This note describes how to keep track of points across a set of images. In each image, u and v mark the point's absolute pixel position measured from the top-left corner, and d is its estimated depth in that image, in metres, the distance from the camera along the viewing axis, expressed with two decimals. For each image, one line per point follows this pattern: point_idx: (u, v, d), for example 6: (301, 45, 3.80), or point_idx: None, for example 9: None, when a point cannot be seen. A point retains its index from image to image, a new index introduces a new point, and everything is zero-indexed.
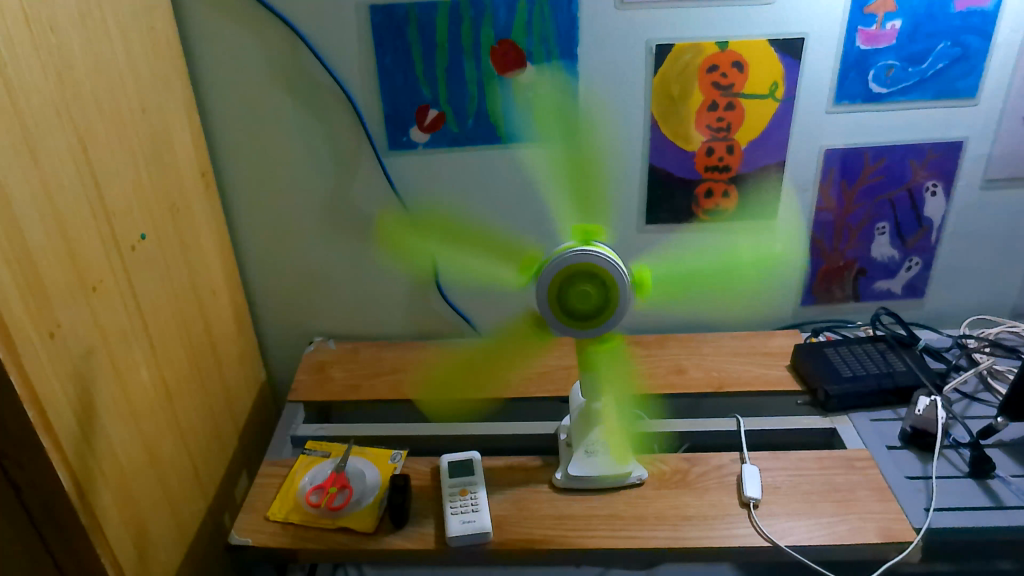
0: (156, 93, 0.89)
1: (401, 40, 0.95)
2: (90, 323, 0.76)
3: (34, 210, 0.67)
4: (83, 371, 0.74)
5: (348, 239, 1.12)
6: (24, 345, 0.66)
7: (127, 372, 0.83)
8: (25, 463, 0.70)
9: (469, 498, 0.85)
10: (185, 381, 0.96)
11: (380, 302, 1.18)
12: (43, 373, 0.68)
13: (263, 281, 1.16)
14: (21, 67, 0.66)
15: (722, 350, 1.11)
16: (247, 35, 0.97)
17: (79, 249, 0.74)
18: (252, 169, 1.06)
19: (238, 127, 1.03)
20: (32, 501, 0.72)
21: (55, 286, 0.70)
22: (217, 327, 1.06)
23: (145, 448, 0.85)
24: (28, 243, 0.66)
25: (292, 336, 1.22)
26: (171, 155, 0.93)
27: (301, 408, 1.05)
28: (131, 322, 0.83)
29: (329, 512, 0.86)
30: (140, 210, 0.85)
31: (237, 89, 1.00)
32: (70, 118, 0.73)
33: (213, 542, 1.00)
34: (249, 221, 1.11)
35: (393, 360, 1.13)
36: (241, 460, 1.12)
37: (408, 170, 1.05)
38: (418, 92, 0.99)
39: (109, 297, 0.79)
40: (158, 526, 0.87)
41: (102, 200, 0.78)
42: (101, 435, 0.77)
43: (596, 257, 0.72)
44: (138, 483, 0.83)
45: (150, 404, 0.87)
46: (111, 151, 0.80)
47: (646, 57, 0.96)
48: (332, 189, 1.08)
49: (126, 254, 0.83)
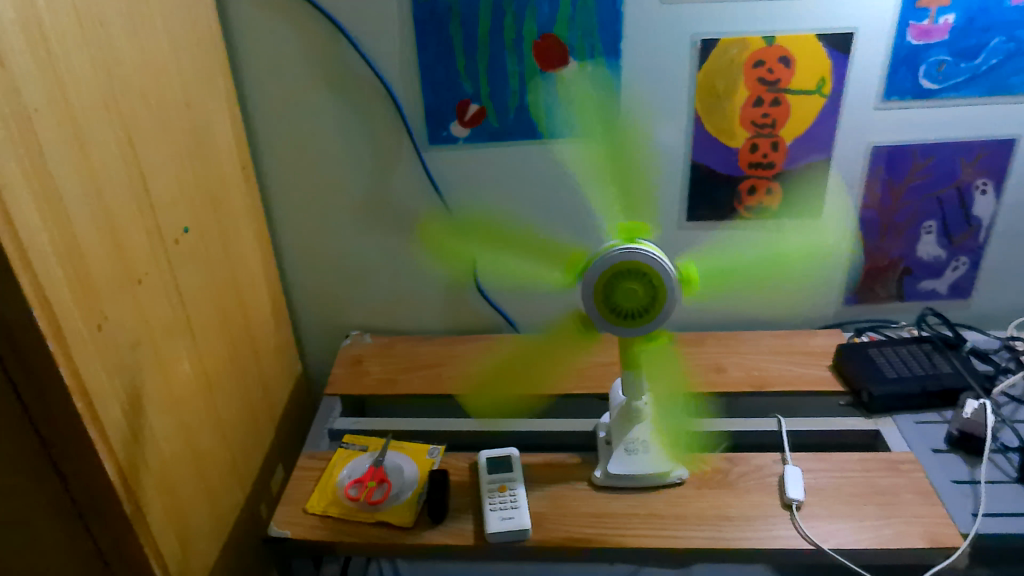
0: (198, 86, 0.90)
1: (444, 34, 0.95)
2: (134, 316, 0.76)
3: (82, 204, 0.68)
4: (128, 361, 0.75)
5: (384, 234, 1.12)
6: (73, 339, 0.67)
7: (170, 365, 0.83)
8: (71, 453, 0.70)
9: (508, 495, 0.85)
10: (224, 373, 0.96)
11: (416, 297, 1.18)
12: (91, 365, 0.69)
13: (300, 275, 1.17)
14: (71, 62, 0.67)
15: (762, 349, 1.09)
16: (287, 28, 0.97)
17: (126, 243, 0.74)
18: (291, 162, 1.07)
19: (278, 119, 1.03)
20: (77, 490, 0.73)
21: (102, 280, 0.71)
22: (256, 320, 1.06)
23: (184, 441, 0.86)
24: (77, 236, 0.67)
25: (328, 330, 1.22)
26: (213, 147, 0.93)
27: (338, 401, 1.06)
28: (174, 314, 0.84)
29: (368, 505, 0.87)
30: (183, 203, 0.86)
31: (278, 83, 1.01)
32: (118, 111, 0.74)
33: (248, 533, 1.01)
34: (288, 215, 1.11)
35: (429, 355, 1.13)
36: (277, 451, 1.12)
37: (448, 165, 1.05)
38: (459, 86, 0.98)
39: (153, 290, 0.80)
40: (195, 518, 0.88)
41: (147, 194, 0.79)
42: (146, 428, 0.78)
43: (641, 254, 0.71)
44: (177, 473, 0.84)
45: (190, 396, 0.88)
46: (156, 145, 0.80)
47: (691, 52, 0.95)
48: (369, 183, 1.08)
49: (169, 246, 0.83)
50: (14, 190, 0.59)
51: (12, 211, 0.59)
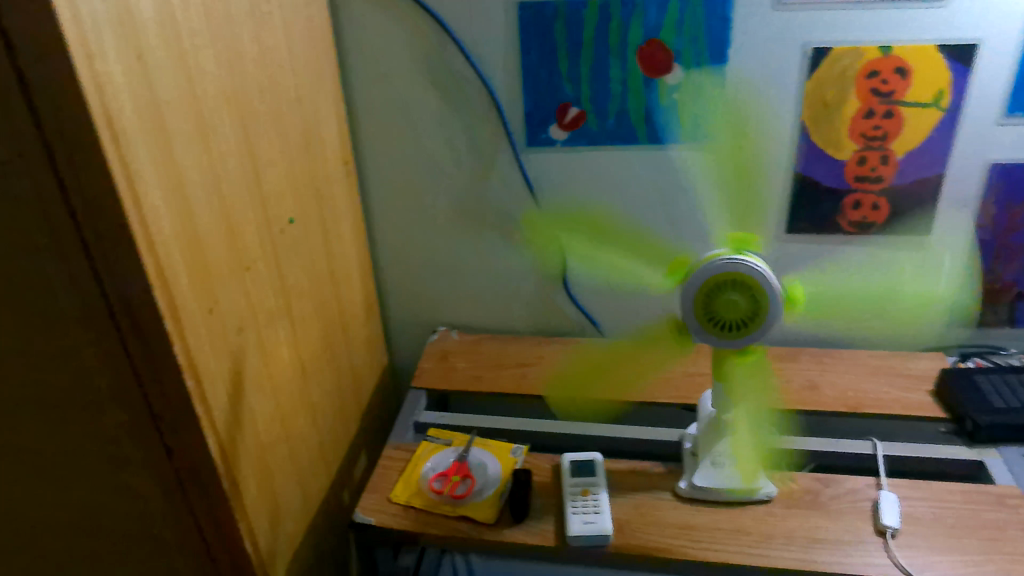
0: (310, 82, 0.93)
1: (549, 37, 0.95)
2: (242, 302, 0.79)
3: (203, 192, 0.71)
4: (235, 344, 0.79)
5: (477, 233, 1.13)
6: (188, 321, 0.70)
7: (272, 350, 0.87)
8: (178, 429, 0.74)
9: (591, 500, 0.85)
10: (319, 361, 0.99)
11: (504, 297, 1.19)
12: (203, 346, 0.72)
13: (393, 269, 1.19)
14: (199, 57, 0.70)
15: (858, 368, 1.06)
16: (396, 28, 0.99)
17: (239, 231, 0.78)
18: (392, 159, 1.09)
19: (382, 117, 1.06)
20: (182, 463, 0.77)
21: (216, 266, 0.74)
22: (350, 310, 1.09)
23: (280, 425, 0.90)
24: (197, 223, 0.71)
25: (416, 324, 1.25)
26: (320, 141, 0.96)
27: (424, 395, 1.08)
28: (278, 302, 0.87)
29: (451, 499, 0.89)
30: (291, 195, 0.89)
31: (384, 81, 1.03)
32: (238, 105, 0.77)
33: (331, 517, 1.04)
34: (385, 210, 1.14)
35: (515, 355, 1.14)
36: (361, 440, 1.15)
37: (545, 167, 1.05)
38: (561, 89, 0.98)
39: (261, 277, 0.83)
40: (285, 498, 0.91)
41: (260, 185, 0.82)
42: (247, 409, 0.82)
43: (744, 265, 0.70)
44: (272, 453, 0.88)
45: (288, 381, 0.91)
46: (270, 138, 0.84)
47: (802, 60, 0.93)
48: (466, 182, 1.09)
49: (277, 235, 0.86)
50: (143, 177, 0.63)
51: (141, 197, 0.63)
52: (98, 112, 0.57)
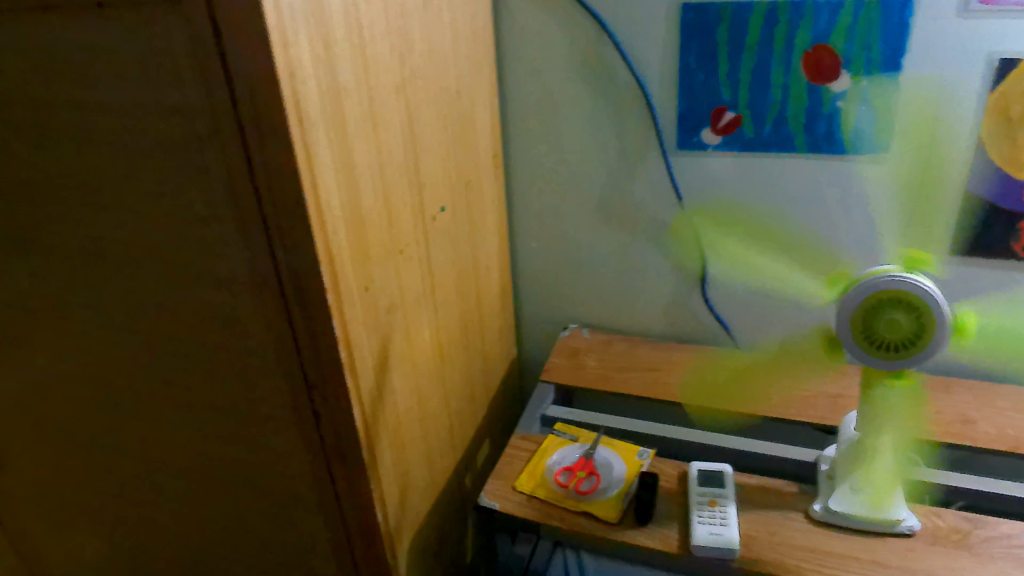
0: (469, 76, 0.96)
1: (710, 39, 0.94)
2: (395, 282, 0.83)
3: (370, 176, 0.75)
4: (385, 322, 0.82)
5: (617, 233, 1.13)
6: (346, 297, 0.74)
7: (416, 332, 0.90)
8: (328, 397, 0.79)
9: (718, 511, 0.84)
10: (456, 346, 1.02)
11: (639, 299, 1.18)
12: (358, 321, 0.77)
13: (531, 263, 1.21)
14: (377, 48, 0.74)
15: (1021, 407, 0.98)
16: (556, 26, 1.01)
17: (398, 215, 0.81)
18: (540, 154, 1.11)
19: (535, 113, 1.08)
20: (327, 430, 0.82)
21: (375, 247, 0.78)
22: (487, 300, 1.12)
23: (417, 404, 0.93)
24: (362, 204, 0.74)
25: (548, 320, 1.26)
26: (474, 134, 0.99)
27: (552, 389, 1.09)
28: (426, 286, 0.91)
29: (575, 494, 0.90)
30: (445, 184, 0.92)
31: (539, 78, 1.05)
32: (406, 95, 0.80)
33: (453, 498, 1.08)
34: (528, 205, 1.16)
35: (648, 359, 1.13)
36: (486, 428, 1.18)
37: (693, 170, 1.04)
38: (717, 92, 0.97)
39: (413, 261, 0.86)
40: (415, 474, 0.95)
41: (419, 173, 0.85)
42: (390, 385, 0.86)
43: (908, 284, 0.67)
44: (407, 430, 0.91)
45: (427, 362, 0.94)
46: (432, 128, 0.87)
47: (987, 71, 0.87)
48: (611, 181, 1.09)
49: (429, 222, 0.89)
50: (320, 158, 0.67)
51: (317, 176, 0.67)
52: (288, 95, 0.62)
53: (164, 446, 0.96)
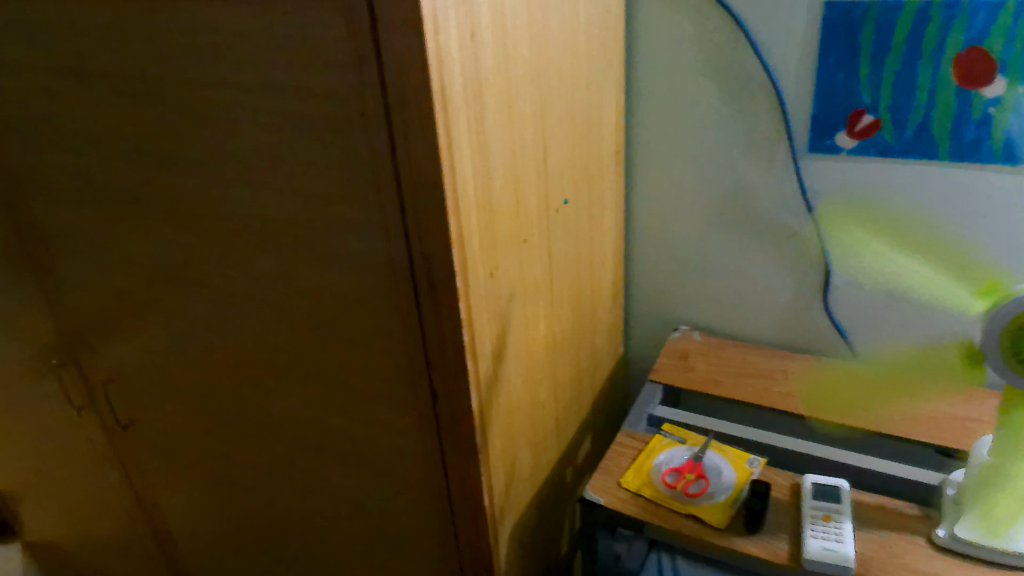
0: (599, 70, 0.96)
1: (852, 39, 0.91)
2: (517, 271, 0.84)
3: (502, 165, 0.76)
4: (505, 310, 0.84)
5: (736, 236, 1.11)
6: (473, 282, 0.76)
7: (533, 321, 0.91)
8: (447, 379, 0.81)
9: (833, 527, 0.81)
10: (568, 338, 1.03)
11: (754, 305, 1.16)
12: (481, 306, 0.78)
13: (644, 261, 1.21)
14: (517, 39, 0.75)
15: None
16: (690, 23, 1.00)
17: (525, 205, 0.83)
18: (662, 152, 1.10)
19: (660, 110, 1.07)
20: (443, 411, 0.84)
21: (502, 235, 0.79)
22: (599, 296, 1.12)
23: (528, 393, 0.95)
24: (493, 192, 0.76)
25: (657, 320, 1.25)
26: (599, 128, 0.99)
27: (660, 390, 1.09)
28: (545, 276, 0.92)
29: (682, 496, 0.89)
30: (569, 176, 0.92)
31: (668, 75, 1.04)
32: (540, 86, 0.81)
33: (553, 489, 1.09)
34: (646, 202, 1.15)
35: (760, 367, 1.11)
36: (589, 423, 1.18)
37: (823, 175, 1.01)
38: (857, 95, 0.93)
39: (535, 251, 0.87)
40: (521, 461, 0.96)
41: (547, 164, 0.86)
42: (505, 372, 0.87)
43: None
44: (517, 417, 0.93)
45: (541, 352, 0.95)
46: (562, 120, 0.88)
47: None
48: (734, 182, 1.07)
49: (553, 214, 0.90)
50: (459, 145, 0.69)
51: (455, 163, 0.68)
52: (435, 82, 0.64)
53: (284, 413, 1.01)
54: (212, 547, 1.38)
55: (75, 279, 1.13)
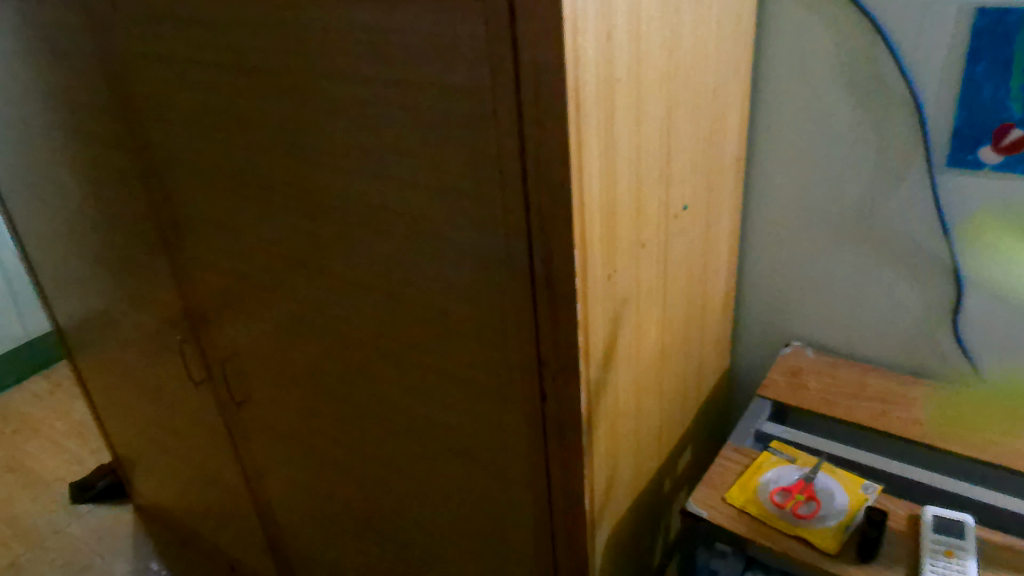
0: (727, 76, 0.94)
1: (1006, 49, 0.86)
2: (633, 276, 0.84)
3: (627, 168, 0.76)
4: (619, 314, 0.83)
5: (859, 251, 1.07)
6: (591, 284, 0.76)
7: (645, 327, 0.90)
8: (558, 379, 0.81)
9: (955, 564, 0.78)
10: (677, 347, 1.01)
11: (874, 324, 1.11)
12: (598, 308, 0.78)
13: (758, 273, 1.18)
14: (651, 42, 0.74)
15: None
16: (825, 30, 0.97)
17: (646, 210, 0.82)
18: (785, 161, 1.07)
19: (786, 118, 1.04)
20: (551, 411, 0.84)
21: (623, 239, 0.79)
22: (710, 306, 1.09)
23: (635, 399, 0.94)
24: (617, 195, 0.76)
25: (767, 334, 1.22)
26: (723, 135, 0.97)
27: (768, 405, 1.07)
28: (660, 282, 0.91)
29: (790, 517, 0.86)
30: (690, 182, 0.91)
31: (797, 83, 1.01)
32: (670, 90, 0.80)
33: (651, 498, 1.07)
34: (765, 212, 1.12)
35: (878, 390, 1.07)
36: (691, 435, 1.16)
37: (962, 192, 0.95)
38: (1006, 108, 0.88)
39: (652, 256, 0.87)
40: (622, 467, 0.95)
41: (670, 169, 0.85)
42: (614, 376, 0.87)
43: None
44: (622, 423, 0.92)
45: (650, 359, 0.94)
46: (687, 125, 0.86)
47: None
48: (861, 195, 1.03)
49: (672, 219, 0.89)
50: (589, 146, 0.69)
51: (584, 163, 0.69)
52: (571, 82, 0.64)
53: (392, 400, 1.04)
54: (311, 524, 1.43)
55: (205, 259, 1.20)
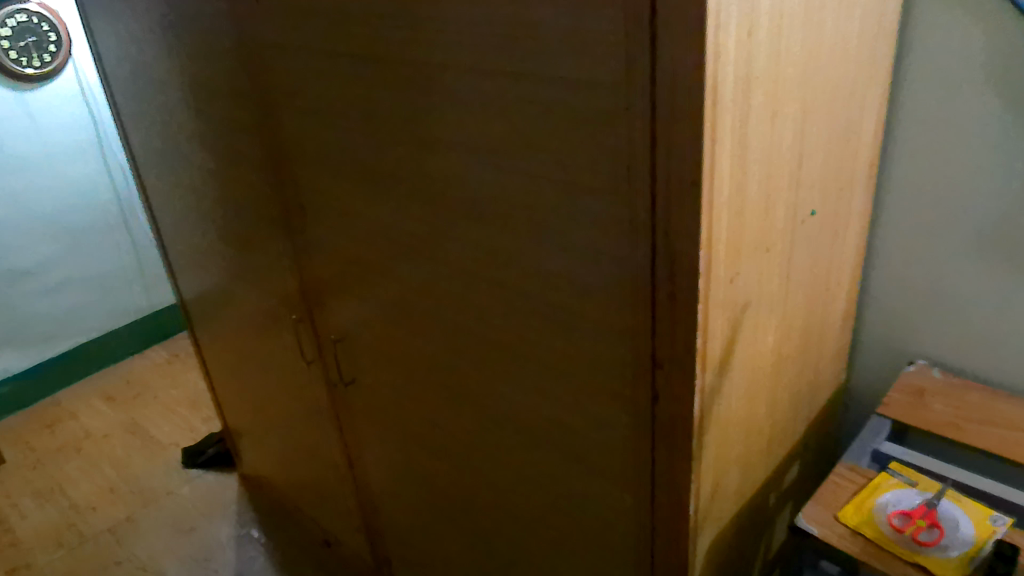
0: (866, 77, 0.90)
1: None
2: (755, 280, 0.81)
3: (758, 169, 0.74)
4: (738, 318, 0.81)
5: (999, 268, 1.00)
6: (713, 286, 0.74)
7: (763, 334, 0.88)
8: (672, 380, 0.79)
9: None
10: (794, 357, 0.98)
11: (1010, 347, 1.04)
12: (718, 310, 0.76)
13: (882, 286, 1.13)
14: (792, 40, 0.72)
15: None
16: (976, 31, 0.91)
17: (773, 213, 0.80)
18: (922, 169, 1.02)
19: (926, 124, 0.99)
20: (662, 412, 0.83)
21: (748, 241, 0.77)
22: (830, 317, 1.05)
23: (747, 407, 0.91)
24: (746, 196, 0.74)
25: (888, 350, 1.16)
26: (856, 139, 0.93)
27: (887, 426, 1.03)
28: (781, 289, 0.88)
29: (909, 542, 0.83)
30: (820, 187, 0.88)
31: (940, 87, 0.96)
32: (807, 90, 0.78)
33: (755, 511, 1.04)
34: (895, 222, 1.07)
35: (1012, 417, 1.00)
36: (799, 450, 1.12)
37: None
38: None
39: (776, 261, 0.84)
40: (729, 475, 0.93)
41: (801, 172, 0.82)
42: (729, 381, 0.85)
43: None
44: (733, 430, 0.90)
45: (765, 367, 0.92)
46: (822, 127, 0.83)
47: None
48: (1005, 209, 0.97)
49: (799, 224, 0.86)
50: (722, 144, 0.67)
51: (716, 161, 0.67)
52: (710, 78, 0.62)
53: (499, 390, 1.05)
54: (408, 506, 1.46)
55: (325, 242, 1.25)
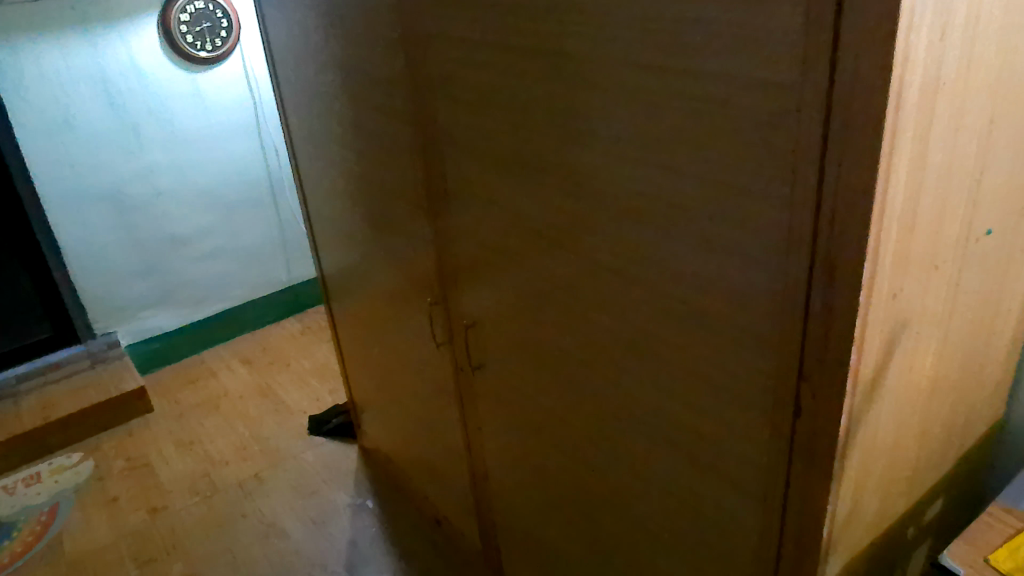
0: None
1: None
2: (919, 299, 0.77)
3: (935, 181, 0.70)
4: (896, 338, 0.77)
5: None
6: (874, 301, 0.71)
7: (921, 357, 0.83)
8: (818, 396, 0.76)
9: None
10: (950, 384, 0.92)
11: None
12: (876, 327, 0.73)
13: None
14: (985, 47, 0.68)
15: None
16: None
17: (945, 229, 0.75)
18: None
19: None
20: (803, 428, 0.80)
21: (916, 257, 0.73)
22: (994, 346, 0.98)
23: (895, 432, 0.87)
24: (919, 209, 0.70)
25: None
26: None
27: None
28: (945, 311, 0.83)
29: None
30: (999, 205, 0.82)
31: None
32: (996, 101, 0.73)
33: (891, 543, 0.99)
34: None
35: None
36: (944, 485, 1.05)
37: None
38: None
39: (943, 281, 0.79)
40: (868, 501, 0.88)
41: (980, 188, 0.77)
42: (879, 403, 0.81)
43: None
44: (877, 454, 0.85)
45: (919, 391, 0.87)
46: (1008, 142, 0.78)
47: None
48: None
49: (971, 244, 0.81)
50: (900, 153, 0.64)
51: (892, 171, 0.64)
52: (896, 82, 0.60)
53: (629, 388, 1.05)
54: (523, 495, 1.48)
55: (468, 229, 1.28)
